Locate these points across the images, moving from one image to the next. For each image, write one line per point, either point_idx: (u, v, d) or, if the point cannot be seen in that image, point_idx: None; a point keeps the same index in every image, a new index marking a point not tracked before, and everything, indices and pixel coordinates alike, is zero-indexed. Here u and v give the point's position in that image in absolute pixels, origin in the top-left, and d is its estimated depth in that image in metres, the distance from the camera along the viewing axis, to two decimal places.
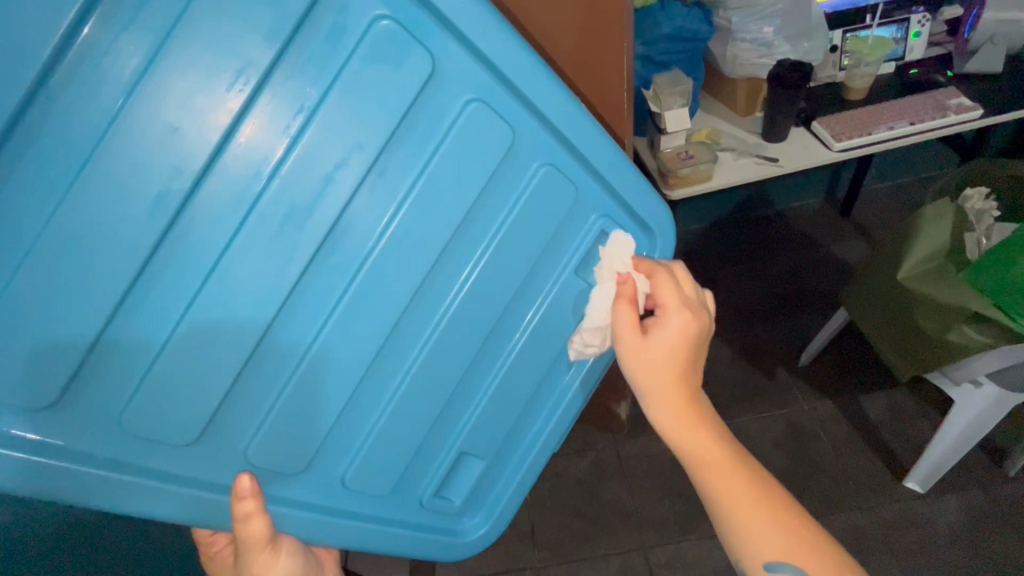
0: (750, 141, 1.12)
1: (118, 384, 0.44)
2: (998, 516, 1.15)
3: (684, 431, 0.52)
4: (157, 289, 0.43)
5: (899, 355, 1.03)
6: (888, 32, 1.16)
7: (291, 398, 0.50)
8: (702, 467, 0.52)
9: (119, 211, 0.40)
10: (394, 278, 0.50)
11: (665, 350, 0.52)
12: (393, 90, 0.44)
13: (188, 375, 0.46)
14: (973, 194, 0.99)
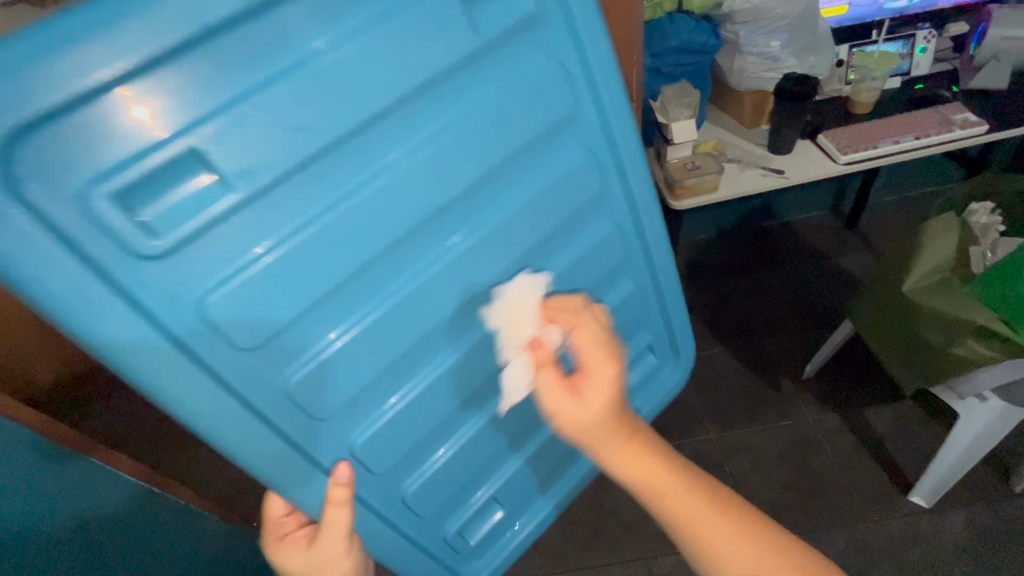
0: (756, 153, 1.13)
1: (280, 367, 0.45)
2: (1004, 531, 1.14)
3: (636, 467, 0.51)
4: (342, 310, 0.46)
5: (903, 367, 1.03)
6: (894, 47, 1.19)
7: (393, 439, 0.56)
8: (662, 500, 0.51)
9: (353, 233, 0.43)
10: (524, 260, 0.56)
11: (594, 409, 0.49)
12: (577, 191, 0.56)
13: (341, 390, 0.49)
14: (978, 209, 0.98)
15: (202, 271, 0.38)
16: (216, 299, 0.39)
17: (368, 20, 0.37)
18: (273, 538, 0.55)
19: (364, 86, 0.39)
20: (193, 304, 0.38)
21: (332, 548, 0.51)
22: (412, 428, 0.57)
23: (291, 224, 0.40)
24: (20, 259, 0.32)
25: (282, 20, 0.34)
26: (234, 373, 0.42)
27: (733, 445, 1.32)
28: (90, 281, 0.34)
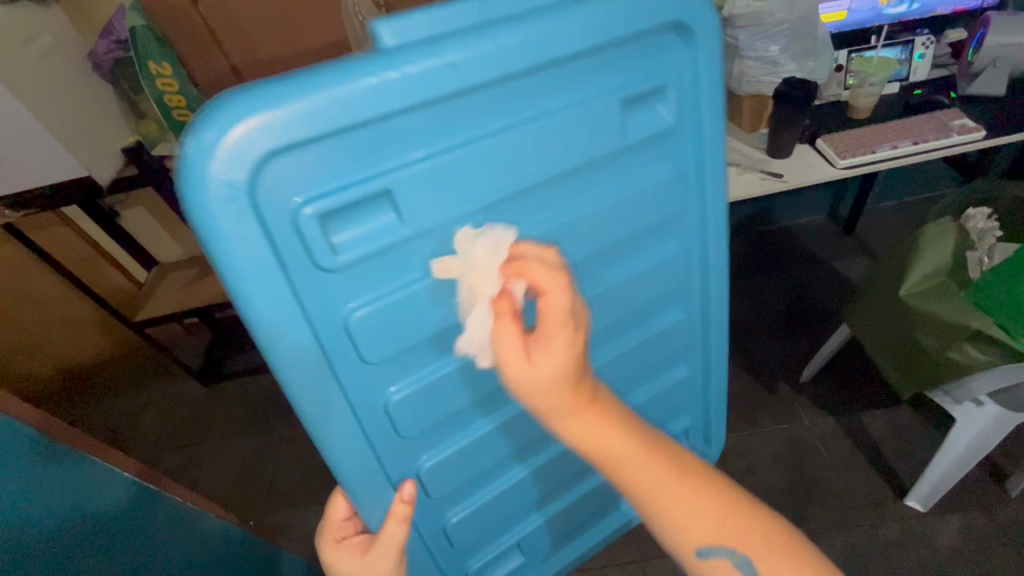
0: (755, 156, 1.14)
1: (389, 384, 0.50)
2: (1000, 537, 1.14)
3: (583, 419, 0.39)
4: (451, 348, 0.52)
5: (900, 371, 1.03)
6: (893, 53, 1.19)
7: (466, 465, 0.61)
8: (610, 460, 0.40)
9: (479, 281, 0.48)
10: (605, 329, 0.61)
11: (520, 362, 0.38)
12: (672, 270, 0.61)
13: (433, 420, 0.54)
14: (976, 214, 0.99)
15: (354, 290, 0.43)
16: (362, 318, 0.44)
17: (535, 112, 0.43)
18: (329, 540, 0.56)
19: (529, 162, 0.45)
20: (342, 320, 0.44)
21: (382, 560, 0.53)
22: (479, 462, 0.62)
23: (436, 269, 0.46)
24: (230, 246, 0.36)
25: (461, 100, 0.40)
26: (353, 383, 0.47)
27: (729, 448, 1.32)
28: (279, 279, 0.39)
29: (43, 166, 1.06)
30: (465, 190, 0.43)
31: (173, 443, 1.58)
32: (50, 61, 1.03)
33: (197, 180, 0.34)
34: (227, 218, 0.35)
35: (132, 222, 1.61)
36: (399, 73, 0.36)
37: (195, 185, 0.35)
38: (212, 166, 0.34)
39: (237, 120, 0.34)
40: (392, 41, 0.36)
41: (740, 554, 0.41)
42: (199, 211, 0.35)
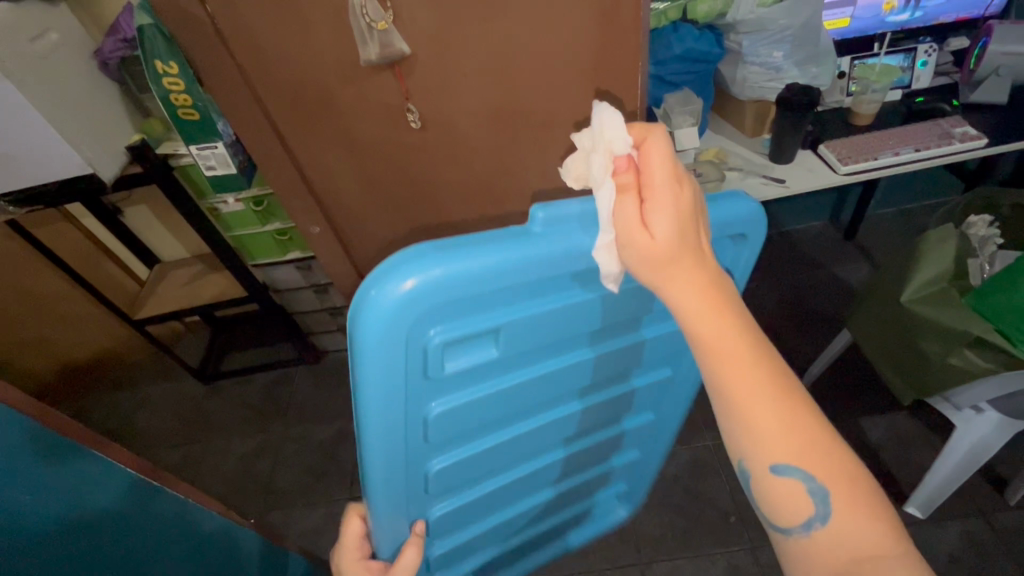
0: (757, 161, 1.14)
1: (440, 458, 0.63)
2: (1000, 543, 1.14)
3: (703, 314, 0.40)
4: (492, 439, 0.66)
5: (901, 378, 1.04)
6: (895, 60, 1.20)
7: (471, 514, 0.76)
8: (720, 354, 0.40)
9: (524, 396, 0.63)
10: (598, 426, 0.77)
11: (664, 242, 0.39)
12: (656, 394, 0.79)
13: (463, 482, 0.69)
14: (977, 221, 1.00)
15: (438, 391, 0.55)
16: (435, 411, 0.56)
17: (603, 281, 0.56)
18: (347, 560, 0.62)
19: (590, 314, 0.58)
20: (420, 413, 0.55)
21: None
22: (484, 512, 0.77)
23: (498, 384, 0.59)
24: (368, 354, 0.47)
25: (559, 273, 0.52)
26: (411, 454, 0.59)
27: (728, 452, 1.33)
28: (397, 385, 0.50)
29: (49, 161, 1.06)
30: (535, 337, 0.56)
31: (171, 441, 1.58)
32: (57, 59, 1.03)
33: (378, 312, 0.45)
34: (379, 342, 0.46)
35: (133, 221, 1.62)
36: (530, 257, 0.48)
37: (373, 311, 0.45)
38: (377, 298, 0.45)
39: (419, 274, 0.44)
40: (532, 234, 0.48)
41: (810, 474, 0.40)
42: (369, 330, 0.46)
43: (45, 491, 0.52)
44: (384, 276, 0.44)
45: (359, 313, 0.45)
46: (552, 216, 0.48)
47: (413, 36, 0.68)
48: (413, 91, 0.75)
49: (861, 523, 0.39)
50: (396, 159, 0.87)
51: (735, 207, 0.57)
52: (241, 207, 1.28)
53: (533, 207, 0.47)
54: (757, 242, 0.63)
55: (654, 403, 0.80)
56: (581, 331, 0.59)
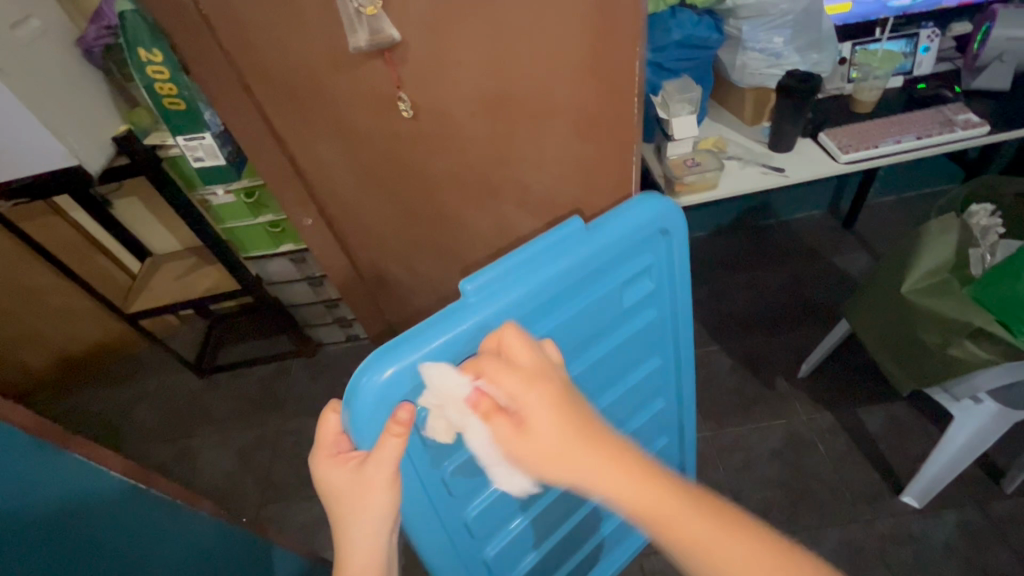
0: (756, 150, 1.13)
1: (468, 485, 0.67)
2: (997, 532, 1.14)
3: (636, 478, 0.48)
4: None
5: (901, 369, 1.03)
6: (898, 46, 1.18)
7: (520, 539, 0.79)
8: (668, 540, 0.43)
9: None
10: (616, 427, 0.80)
11: (543, 441, 0.43)
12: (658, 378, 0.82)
13: (499, 506, 0.73)
14: (978, 211, 0.98)
15: (445, 451, 0.62)
16: (451, 467, 0.64)
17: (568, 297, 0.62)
18: (324, 454, 0.54)
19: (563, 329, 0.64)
20: (437, 474, 0.63)
21: (379, 472, 0.51)
22: (534, 534, 0.80)
23: None
24: (362, 424, 0.53)
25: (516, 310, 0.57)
26: (444, 512, 0.66)
27: (726, 443, 1.33)
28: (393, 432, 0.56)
29: (33, 152, 1.04)
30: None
31: (167, 435, 1.58)
32: (39, 47, 1.00)
33: (365, 415, 0.52)
34: (368, 409, 0.52)
35: (124, 213, 1.59)
36: (478, 326, 0.56)
37: (363, 415, 0.52)
38: (362, 379, 0.52)
39: (386, 368, 0.52)
40: (474, 297, 0.56)
41: None
42: (363, 432, 0.53)
43: (39, 487, 0.53)
44: (359, 383, 0.52)
45: (354, 426, 0.53)
46: (481, 282, 0.56)
47: (404, 22, 0.65)
48: (405, 79, 0.72)
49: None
50: (389, 149, 0.84)
51: (662, 197, 0.63)
52: (232, 199, 1.25)
53: (459, 284, 0.55)
54: (682, 230, 0.65)
55: (657, 385, 0.83)
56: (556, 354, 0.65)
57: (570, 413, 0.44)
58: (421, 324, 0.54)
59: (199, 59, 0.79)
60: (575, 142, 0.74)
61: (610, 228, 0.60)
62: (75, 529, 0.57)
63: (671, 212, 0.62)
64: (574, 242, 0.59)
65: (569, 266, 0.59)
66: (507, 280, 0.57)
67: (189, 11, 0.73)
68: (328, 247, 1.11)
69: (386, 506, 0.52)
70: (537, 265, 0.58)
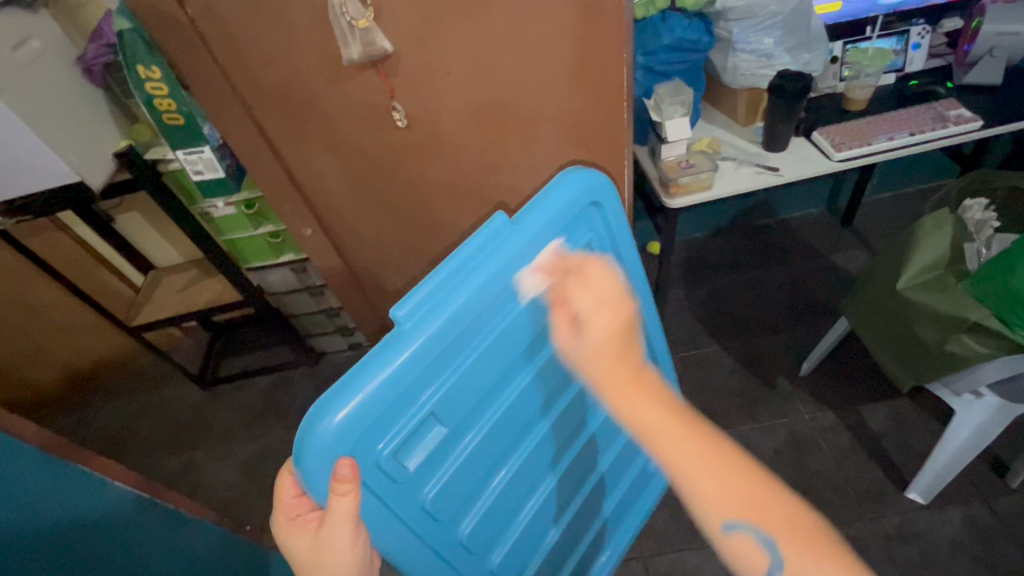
0: (751, 150, 1.13)
1: (456, 500, 0.65)
2: (1002, 527, 1.13)
3: (636, 398, 0.56)
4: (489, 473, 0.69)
5: (901, 366, 1.03)
6: (888, 44, 1.18)
7: (521, 547, 0.77)
8: (660, 439, 0.54)
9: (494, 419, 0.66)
10: (589, 410, 0.81)
11: (597, 344, 0.60)
12: None
13: (495, 517, 0.72)
14: (973, 205, 0.99)
15: (417, 476, 0.59)
16: (430, 491, 0.61)
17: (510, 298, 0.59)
18: (284, 519, 0.53)
19: (514, 333, 0.62)
20: (416, 499, 0.60)
21: (336, 535, 0.50)
22: (534, 540, 0.79)
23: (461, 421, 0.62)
24: (316, 479, 0.50)
25: (461, 321, 0.55)
26: (434, 534, 0.64)
27: None
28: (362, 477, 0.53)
29: (35, 169, 1.05)
30: (468, 389, 0.60)
31: (173, 447, 1.59)
32: (40, 66, 1.02)
33: (316, 473, 0.50)
34: (320, 462, 0.49)
35: (127, 227, 1.61)
36: (423, 345, 0.52)
37: (314, 477, 0.50)
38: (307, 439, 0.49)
39: (334, 414, 0.49)
40: (404, 325, 0.52)
41: (761, 532, 0.49)
42: (317, 490, 0.51)
43: (46, 492, 0.56)
44: (305, 441, 0.49)
45: (308, 484, 0.51)
46: (410, 306, 0.53)
47: (395, 34, 0.66)
48: (398, 89, 0.73)
49: (809, 560, 0.47)
50: (384, 158, 0.86)
51: (581, 184, 0.62)
52: (233, 211, 1.27)
53: (391, 312, 0.51)
54: (614, 198, 0.66)
55: (629, 353, 0.83)
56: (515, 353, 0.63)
57: (624, 338, 0.60)
58: (357, 364, 0.51)
59: (196, 73, 0.80)
60: (564, 148, 0.74)
61: (536, 220, 0.58)
62: (90, 531, 0.60)
63: (603, 181, 0.63)
64: (500, 240, 0.56)
65: (504, 264, 0.56)
66: (446, 290, 0.54)
67: (184, 28, 0.75)
68: (326, 256, 1.13)
69: (352, 561, 0.53)
70: (474, 267, 0.55)
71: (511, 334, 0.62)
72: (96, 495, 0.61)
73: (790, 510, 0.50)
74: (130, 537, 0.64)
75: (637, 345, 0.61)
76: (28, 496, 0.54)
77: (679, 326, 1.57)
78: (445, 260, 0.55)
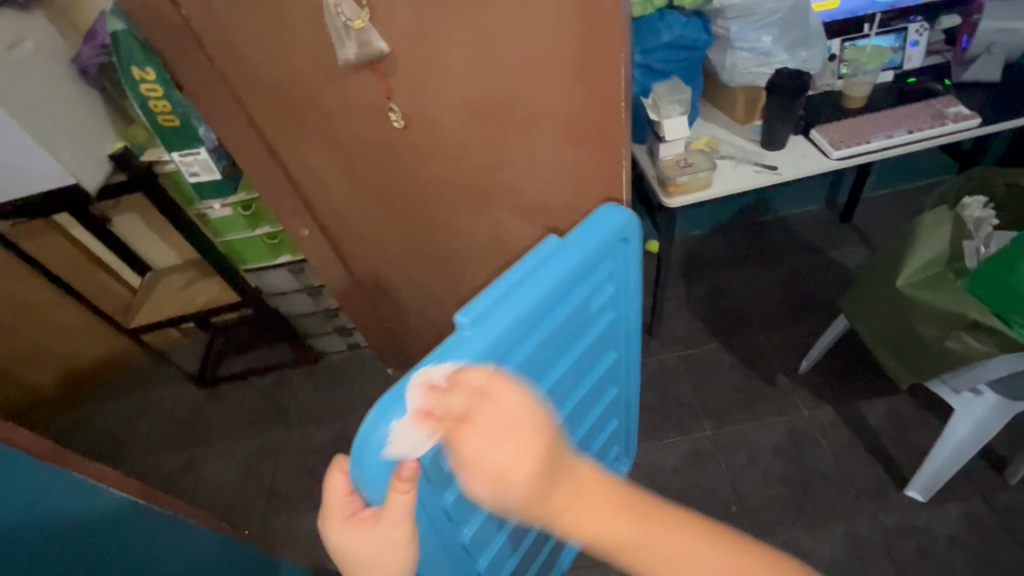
0: (749, 149, 1.13)
1: (469, 505, 0.68)
2: (1001, 523, 1.14)
3: (586, 518, 0.49)
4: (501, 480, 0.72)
5: (900, 363, 1.03)
6: (887, 41, 1.18)
7: (507, 548, 0.81)
8: (624, 553, 0.48)
9: None
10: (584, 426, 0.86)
11: (519, 491, 0.49)
12: (613, 376, 0.88)
13: (495, 519, 0.75)
14: (971, 203, 0.99)
15: (445, 479, 0.62)
16: (451, 496, 0.64)
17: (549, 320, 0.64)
18: (336, 515, 0.53)
19: (544, 353, 0.66)
20: (440, 504, 0.63)
21: (397, 531, 0.51)
22: (519, 541, 0.83)
23: None
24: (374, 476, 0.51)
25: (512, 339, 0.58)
26: (445, 536, 0.66)
27: (729, 440, 1.32)
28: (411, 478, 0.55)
29: (31, 170, 1.04)
30: None
31: (172, 448, 1.58)
32: (35, 67, 1.01)
33: (375, 466, 0.50)
34: (378, 460, 0.50)
35: (124, 228, 1.61)
36: (480, 358, 0.55)
37: (370, 473, 0.51)
38: (370, 439, 0.50)
39: (394, 419, 0.50)
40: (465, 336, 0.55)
41: None
42: (373, 485, 0.52)
43: (48, 501, 0.54)
44: (366, 442, 0.50)
45: (365, 480, 0.51)
46: (473, 316, 0.56)
47: (392, 34, 0.66)
48: (395, 89, 0.73)
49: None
50: (381, 159, 0.85)
51: (615, 219, 0.67)
52: (229, 212, 1.26)
53: (456, 318, 0.55)
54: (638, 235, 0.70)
55: (618, 376, 0.89)
56: (541, 371, 0.67)
57: (551, 463, 0.49)
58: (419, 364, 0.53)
59: (193, 73, 0.80)
60: (564, 147, 0.74)
61: (580, 244, 0.63)
62: (88, 540, 0.58)
63: (633, 221, 0.67)
64: (550, 261, 0.61)
65: (552, 287, 0.60)
66: (502, 306, 0.57)
67: (179, 28, 0.74)
68: (325, 256, 1.12)
69: (403, 561, 0.54)
70: (528, 287, 0.59)
71: (541, 355, 0.65)
72: (103, 505, 0.59)
73: None
74: (132, 547, 0.63)
75: (568, 451, 0.52)
76: (28, 504, 0.52)
77: (678, 323, 1.57)
78: (503, 277, 0.59)
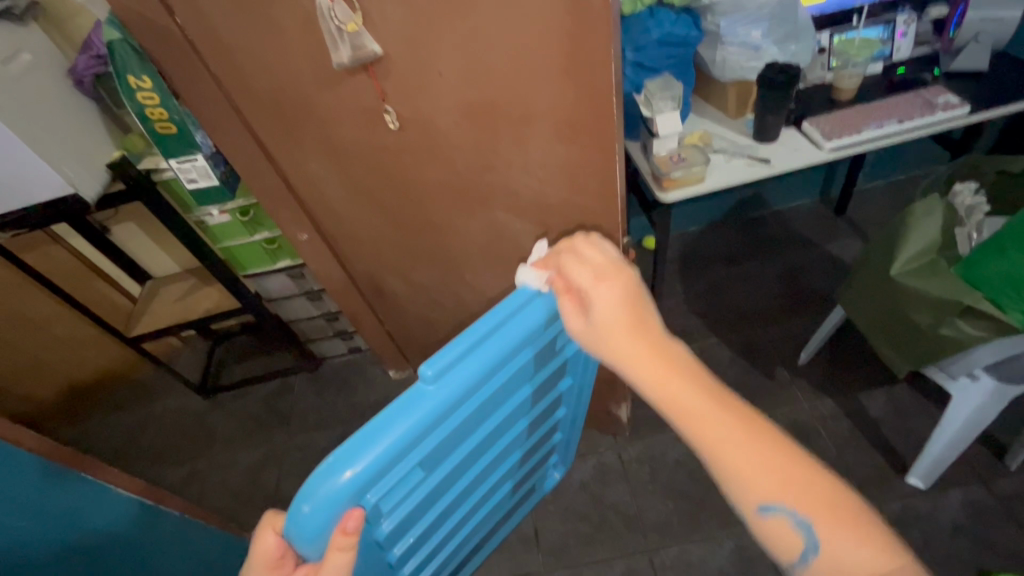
0: (741, 142, 1.14)
1: (403, 529, 0.73)
2: (1001, 508, 1.14)
3: (666, 380, 0.53)
4: (435, 505, 0.77)
5: (897, 352, 1.03)
6: (876, 32, 1.19)
7: (430, 554, 0.88)
8: (694, 419, 0.51)
9: (460, 466, 0.74)
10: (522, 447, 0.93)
11: (610, 320, 0.56)
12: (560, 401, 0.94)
13: (427, 534, 0.81)
14: (963, 190, 1.01)
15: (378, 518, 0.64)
16: (386, 528, 0.67)
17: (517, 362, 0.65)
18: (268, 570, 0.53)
19: (501, 391, 0.68)
20: (371, 536, 0.66)
21: None
22: (445, 544, 0.91)
23: (433, 472, 0.69)
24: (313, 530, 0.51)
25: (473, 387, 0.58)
26: (372, 557, 0.71)
27: None
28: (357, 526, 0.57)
29: (29, 180, 1.05)
30: (449, 441, 0.66)
31: (175, 457, 1.59)
32: (32, 79, 1.02)
33: (314, 523, 0.51)
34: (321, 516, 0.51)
35: (123, 238, 1.62)
36: (437, 409, 0.54)
37: (309, 529, 0.51)
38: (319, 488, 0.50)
39: (343, 470, 0.50)
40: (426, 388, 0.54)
41: (799, 512, 0.47)
42: (309, 544, 0.52)
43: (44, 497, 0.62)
44: (313, 492, 0.50)
45: (301, 537, 0.52)
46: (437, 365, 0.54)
47: (384, 37, 0.67)
48: (389, 91, 0.74)
49: (846, 540, 0.45)
50: (377, 162, 0.86)
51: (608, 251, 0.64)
52: (227, 218, 1.27)
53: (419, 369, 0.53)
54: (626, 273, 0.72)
55: (565, 396, 0.94)
56: (493, 407, 0.70)
57: (632, 308, 0.57)
58: (380, 415, 0.52)
59: (188, 79, 0.81)
60: (557, 146, 0.75)
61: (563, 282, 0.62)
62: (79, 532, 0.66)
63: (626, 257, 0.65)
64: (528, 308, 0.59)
65: (527, 329, 0.59)
66: (471, 352, 0.56)
67: (175, 37, 0.75)
68: (322, 259, 1.13)
69: None
70: (495, 338, 0.57)
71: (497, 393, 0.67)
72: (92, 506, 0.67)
73: (828, 487, 0.48)
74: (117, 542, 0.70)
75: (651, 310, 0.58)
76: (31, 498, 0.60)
77: (678, 319, 1.57)
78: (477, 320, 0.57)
